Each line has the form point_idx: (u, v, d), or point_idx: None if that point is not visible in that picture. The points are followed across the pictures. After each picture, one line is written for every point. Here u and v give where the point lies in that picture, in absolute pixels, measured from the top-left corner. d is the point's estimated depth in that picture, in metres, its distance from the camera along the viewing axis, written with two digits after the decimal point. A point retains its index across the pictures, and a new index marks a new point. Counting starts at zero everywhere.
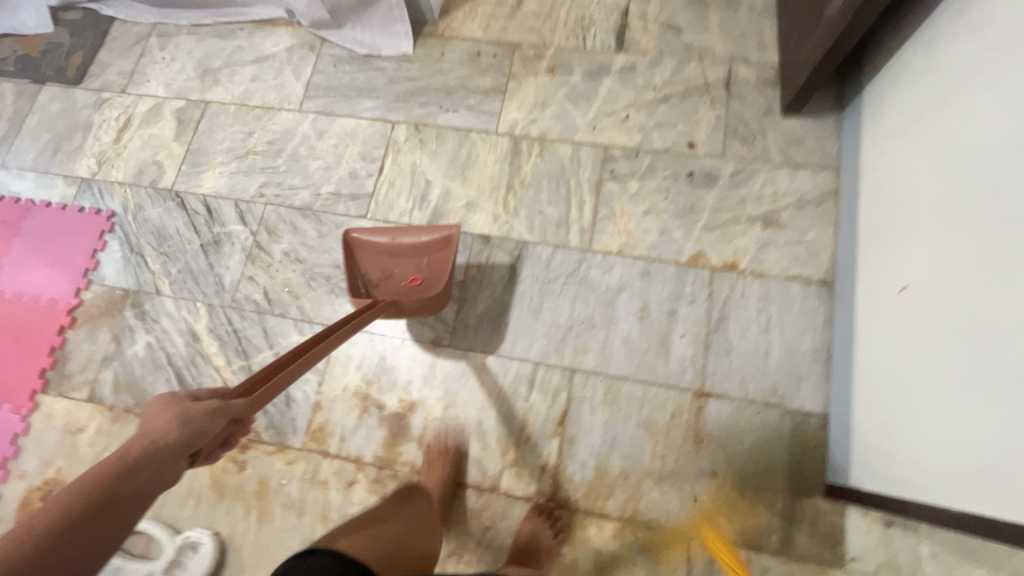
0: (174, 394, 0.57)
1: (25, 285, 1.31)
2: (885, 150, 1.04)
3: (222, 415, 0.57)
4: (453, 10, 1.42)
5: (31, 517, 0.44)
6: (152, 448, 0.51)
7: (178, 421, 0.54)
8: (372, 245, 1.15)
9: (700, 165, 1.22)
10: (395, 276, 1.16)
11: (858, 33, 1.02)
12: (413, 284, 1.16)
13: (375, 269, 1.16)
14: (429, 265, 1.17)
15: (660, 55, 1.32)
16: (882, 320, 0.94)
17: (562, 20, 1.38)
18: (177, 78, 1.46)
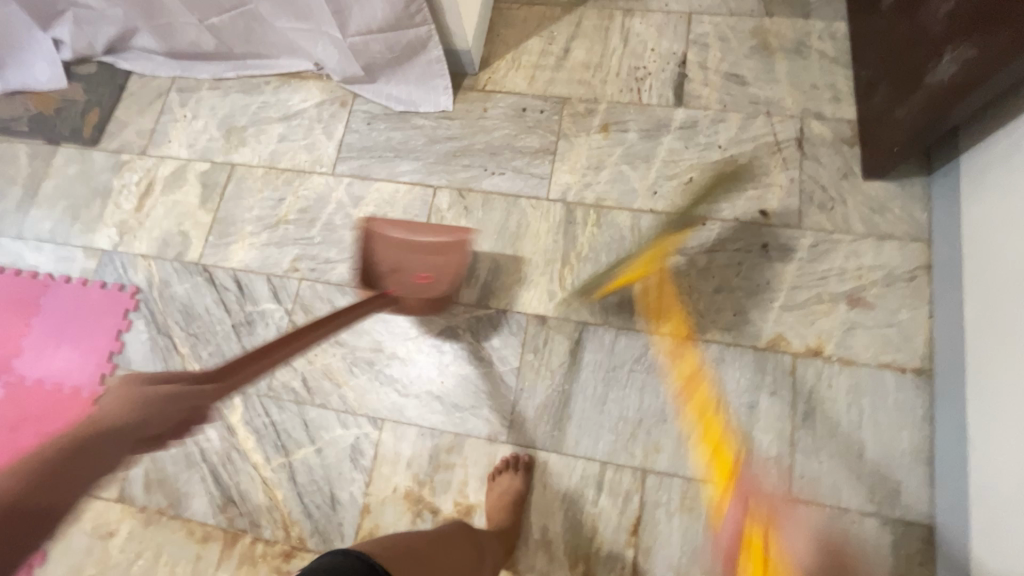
0: (138, 375, 0.60)
1: (47, 371, 1.22)
2: (989, 233, 0.93)
3: (171, 400, 0.59)
4: (495, 61, 1.32)
5: (29, 457, 0.52)
6: (96, 426, 0.55)
7: (126, 403, 0.57)
8: (387, 234, 1.10)
9: (774, 237, 1.12)
10: (406, 269, 1.10)
11: (967, 108, 0.91)
12: (422, 282, 1.10)
13: (387, 259, 1.10)
14: (443, 264, 1.11)
15: (723, 110, 1.22)
16: (998, 433, 0.84)
17: (613, 71, 1.27)
18: (200, 137, 1.37)
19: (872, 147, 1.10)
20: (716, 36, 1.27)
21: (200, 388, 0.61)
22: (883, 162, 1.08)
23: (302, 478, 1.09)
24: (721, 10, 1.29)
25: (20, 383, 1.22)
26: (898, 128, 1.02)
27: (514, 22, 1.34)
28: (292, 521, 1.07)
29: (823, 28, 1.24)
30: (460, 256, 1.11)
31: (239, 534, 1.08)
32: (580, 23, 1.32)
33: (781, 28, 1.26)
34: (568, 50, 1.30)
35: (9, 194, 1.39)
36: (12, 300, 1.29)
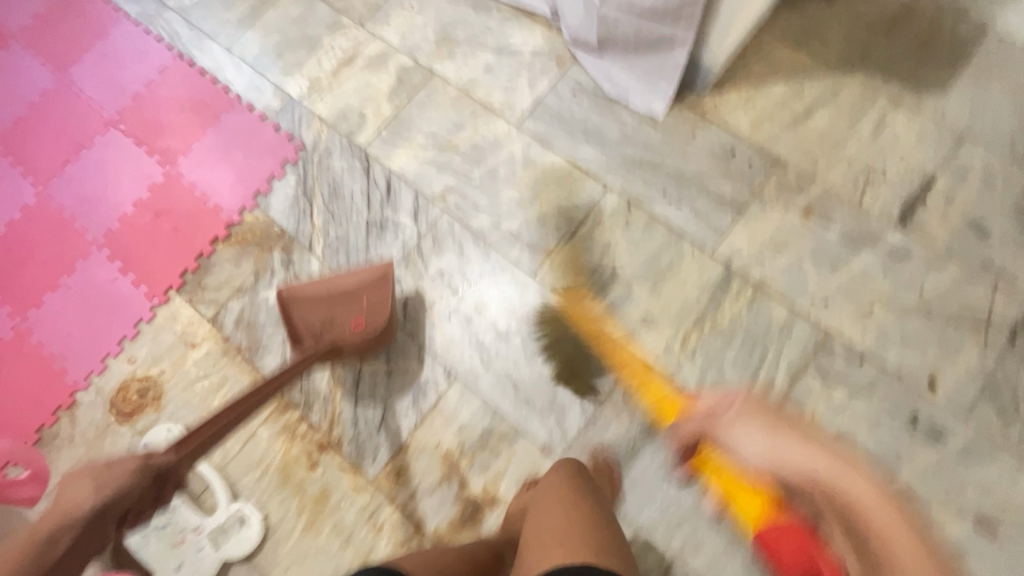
0: (98, 463, 0.63)
1: (201, 181, 1.31)
2: None
3: (138, 475, 0.64)
4: (728, 88, 1.21)
5: None
6: (73, 517, 0.60)
7: (94, 486, 0.61)
8: (305, 294, 1.09)
9: (930, 413, 0.99)
10: (335, 323, 1.09)
11: None
12: (355, 328, 1.08)
13: (315, 318, 1.09)
14: (370, 302, 1.10)
15: (946, 256, 1.07)
16: None
17: (846, 159, 1.14)
18: (415, 33, 1.37)
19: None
20: (979, 173, 1.10)
21: (165, 459, 0.65)
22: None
23: (363, 389, 1.13)
24: (1002, 148, 1.11)
25: (177, 180, 1.32)
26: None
27: (768, 58, 1.22)
28: (339, 421, 1.11)
29: None
30: (384, 289, 1.09)
31: (290, 406, 1.13)
32: (838, 91, 1.18)
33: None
34: (810, 113, 1.18)
35: (237, 7, 1.47)
36: (200, 104, 1.38)
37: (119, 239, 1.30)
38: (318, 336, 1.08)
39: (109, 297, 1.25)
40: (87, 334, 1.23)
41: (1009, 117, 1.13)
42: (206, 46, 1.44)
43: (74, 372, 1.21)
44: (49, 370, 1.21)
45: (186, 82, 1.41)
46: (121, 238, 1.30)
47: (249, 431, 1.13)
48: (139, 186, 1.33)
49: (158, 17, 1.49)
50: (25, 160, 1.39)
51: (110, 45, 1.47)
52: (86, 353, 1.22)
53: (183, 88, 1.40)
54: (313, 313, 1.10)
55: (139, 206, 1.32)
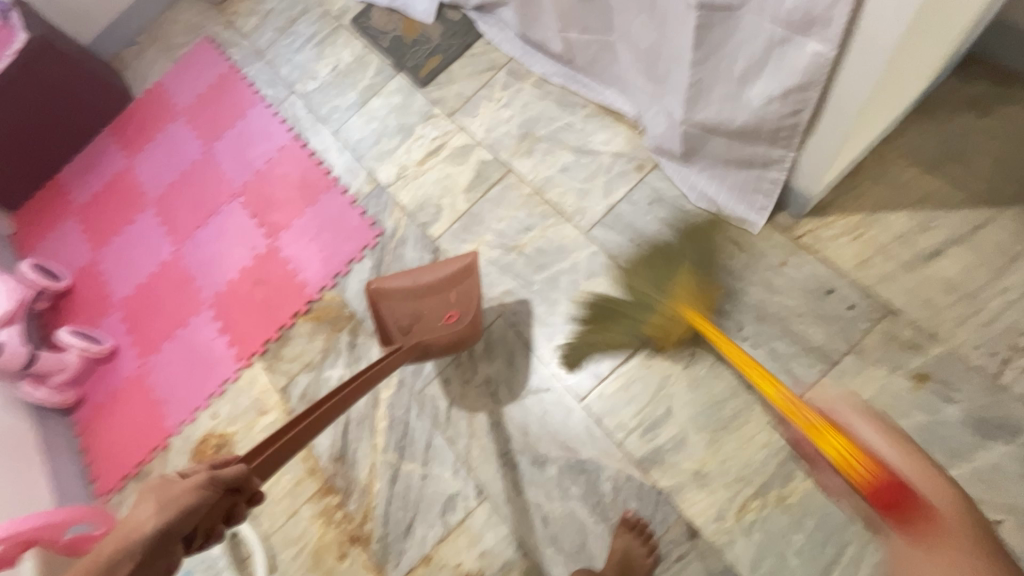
0: (168, 479, 0.57)
1: (294, 256, 1.44)
2: None
3: (207, 486, 0.57)
4: (832, 214, 1.05)
5: None
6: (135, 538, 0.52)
7: (156, 507, 0.54)
8: (394, 289, 1.11)
9: None
10: (426, 317, 1.11)
11: None
12: (448, 323, 1.10)
13: (402, 316, 1.11)
14: (458, 297, 1.12)
15: None
16: None
17: (985, 316, 0.93)
18: (499, 127, 1.38)
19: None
20: None
21: (235, 473, 0.59)
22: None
23: (398, 488, 1.14)
24: None
25: (275, 253, 1.47)
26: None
27: (888, 182, 1.03)
28: (372, 516, 1.14)
29: None
30: (472, 281, 1.11)
31: (333, 490, 1.18)
32: (977, 231, 0.97)
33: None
34: (937, 255, 0.97)
35: (348, 93, 1.60)
36: (304, 183, 1.52)
37: (223, 302, 1.47)
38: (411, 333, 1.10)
39: (208, 354, 1.42)
40: (186, 386, 1.40)
41: None
42: (318, 130, 1.59)
43: (172, 418, 1.38)
44: (154, 413, 1.40)
45: (296, 162, 1.56)
46: (224, 301, 1.46)
47: (294, 507, 1.19)
48: (245, 255, 1.50)
49: (284, 100, 1.67)
50: (167, 221, 1.63)
51: (243, 125, 1.67)
52: (183, 403, 1.39)
53: (293, 166, 1.56)
54: (401, 311, 1.12)
55: (242, 273, 1.48)
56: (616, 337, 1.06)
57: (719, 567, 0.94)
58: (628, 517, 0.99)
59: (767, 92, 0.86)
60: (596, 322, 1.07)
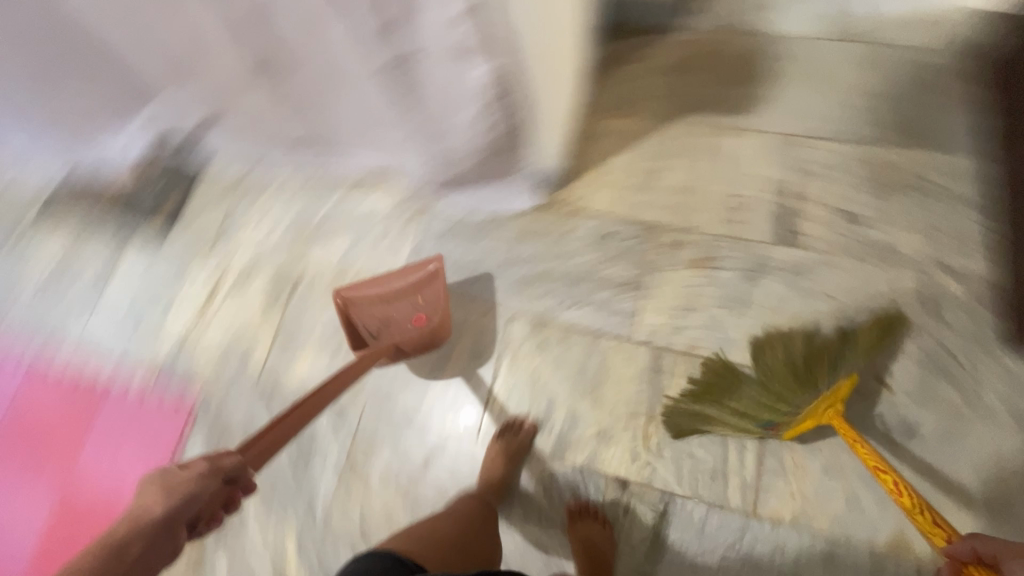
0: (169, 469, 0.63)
1: (103, 481, 1.20)
2: None
3: (207, 476, 0.62)
4: (579, 177, 1.23)
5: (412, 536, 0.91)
6: (143, 521, 0.58)
7: (163, 491, 0.60)
8: (362, 296, 1.11)
9: (891, 409, 1.02)
10: (396, 321, 1.12)
11: None
12: (418, 326, 1.10)
13: (372, 319, 1.12)
14: (427, 299, 1.13)
15: (838, 254, 1.11)
16: None
17: (712, 197, 1.18)
18: (269, 237, 1.33)
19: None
20: (830, 169, 1.16)
21: (233, 461, 0.64)
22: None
23: None
24: (834, 138, 1.18)
25: (77, 491, 1.20)
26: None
27: (602, 135, 1.25)
28: None
29: (963, 168, 1.12)
30: (439, 284, 1.12)
31: None
32: (674, 142, 1.23)
33: (911, 164, 1.14)
34: (659, 171, 1.21)
35: (78, 280, 1.37)
36: (72, 399, 1.27)
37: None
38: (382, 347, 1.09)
39: None
40: None
41: (828, 104, 1.20)
42: (58, 335, 1.33)
43: None
44: None
45: (49, 382, 1.28)
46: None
47: None
48: (37, 516, 1.20)
49: None
50: None
51: None
52: None
53: (47, 388, 1.28)
54: (370, 315, 1.12)
55: (44, 536, 1.18)
56: (729, 423, 1.00)
57: (659, 500, 1.03)
58: (570, 507, 1.04)
59: (471, 114, 0.95)
60: (700, 395, 1.02)
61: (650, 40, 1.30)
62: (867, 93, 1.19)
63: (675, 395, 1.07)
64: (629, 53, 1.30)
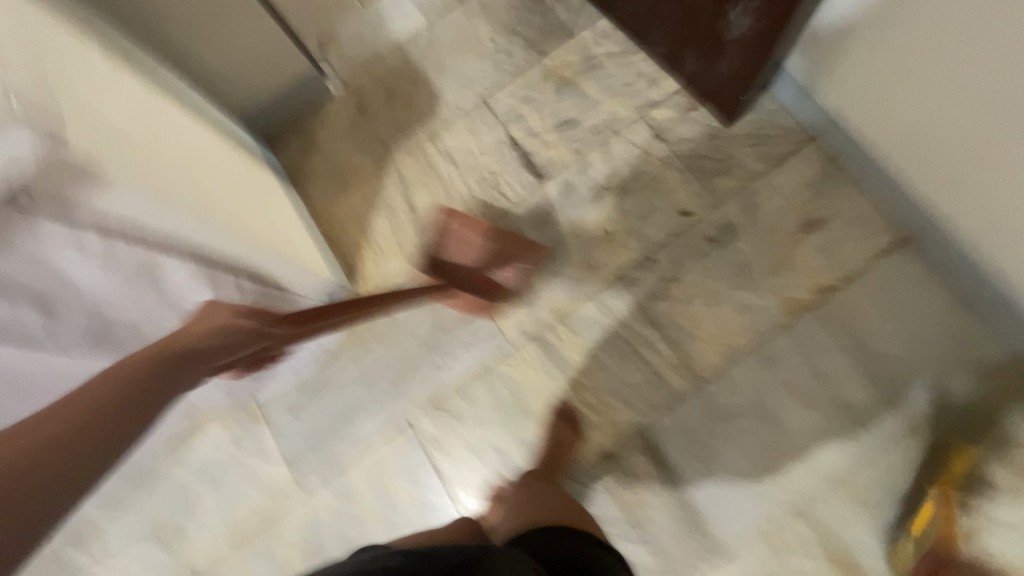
0: (237, 308, 0.74)
1: None
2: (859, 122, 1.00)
3: (257, 334, 0.76)
4: (361, 266, 1.23)
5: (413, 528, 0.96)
6: (177, 348, 0.64)
7: (223, 318, 0.71)
8: (468, 228, 1.19)
9: (708, 225, 1.12)
10: (475, 268, 1.17)
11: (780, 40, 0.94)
12: (490, 286, 1.15)
13: (462, 258, 1.18)
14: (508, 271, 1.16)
15: (580, 154, 1.20)
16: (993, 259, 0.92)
17: (466, 193, 1.23)
18: (140, 563, 1.14)
19: (704, 66, 1.07)
20: (522, 102, 1.26)
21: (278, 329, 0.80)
22: (707, 97, 1.13)
23: None
24: (504, 79, 1.27)
25: None
26: (720, 58, 1.02)
27: (349, 219, 1.26)
28: None
29: (600, 28, 1.26)
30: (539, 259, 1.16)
31: None
32: (404, 179, 1.26)
33: (568, 53, 1.26)
34: (415, 209, 1.24)
35: None
36: None
37: None
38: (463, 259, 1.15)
39: None
40: None
41: (479, 60, 1.29)
42: None
43: None
44: None
45: None
46: None
47: None
48: None
49: None
50: None
51: None
52: None
53: None
54: (461, 254, 1.18)
55: None
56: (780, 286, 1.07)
57: (636, 440, 1.07)
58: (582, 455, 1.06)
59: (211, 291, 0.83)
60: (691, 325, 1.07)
61: (315, 119, 1.32)
62: (496, 30, 1.30)
63: (576, 355, 1.11)
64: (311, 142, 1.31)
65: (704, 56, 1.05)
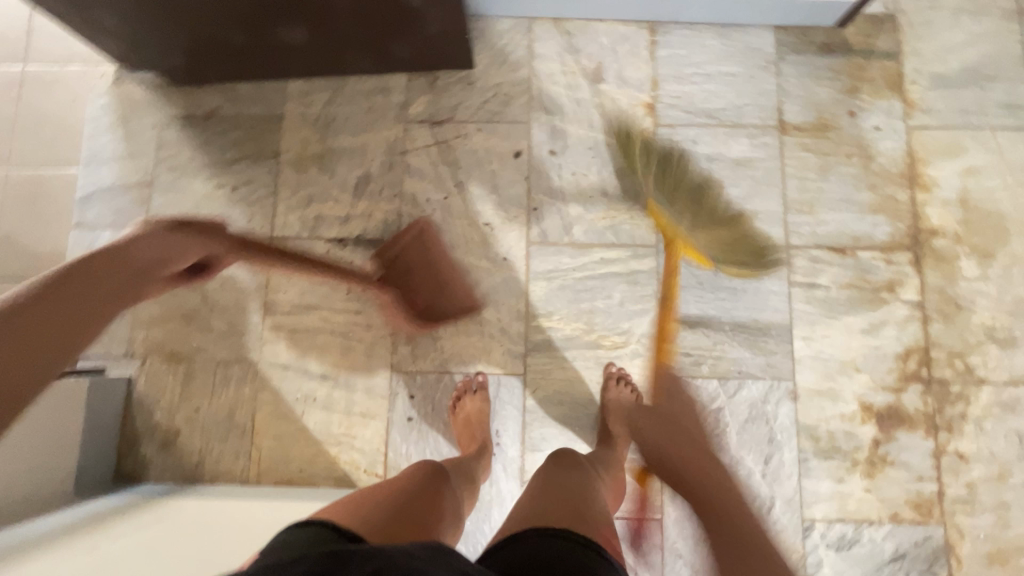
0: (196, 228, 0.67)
1: None
2: None
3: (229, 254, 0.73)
4: (341, 464, 1.04)
5: (403, 476, 0.76)
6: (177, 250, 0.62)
7: (193, 237, 0.65)
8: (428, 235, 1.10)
9: (539, 144, 1.14)
10: (411, 279, 1.08)
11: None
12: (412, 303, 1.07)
13: (410, 256, 1.09)
14: (438, 296, 1.08)
15: (398, 193, 1.13)
16: None
17: (350, 314, 1.09)
18: None
19: (415, 47, 1.07)
20: (307, 205, 1.13)
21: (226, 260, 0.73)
22: (435, 61, 1.12)
23: None
24: (271, 203, 1.13)
25: None
26: (426, 25, 1.01)
27: (285, 447, 1.05)
28: None
29: (297, 89, 1.16)
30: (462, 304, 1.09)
31: None
32: (284, 363, 1.08)
33: (297, 133, 1.15)
34: (329, 374, 1.07)
35: None
36: None
37: None
38: (425, 266, 1.09)
39: None
40: None
41: (231, 212, 1.13)
42: None
43: None
44: None
45: None
46: None
47: None
48: None
49: None
50: None
51: None
52: None
53: None
54: (413, 252, 1.09)
55: None
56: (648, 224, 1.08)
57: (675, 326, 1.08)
58: (611, 372, 1.04)
59: None
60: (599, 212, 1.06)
61: (148, 412, 1.07)
62: (216, 175, 1.14)
63: (566, 324, 1.08)
64: (167, 431, 1.06)
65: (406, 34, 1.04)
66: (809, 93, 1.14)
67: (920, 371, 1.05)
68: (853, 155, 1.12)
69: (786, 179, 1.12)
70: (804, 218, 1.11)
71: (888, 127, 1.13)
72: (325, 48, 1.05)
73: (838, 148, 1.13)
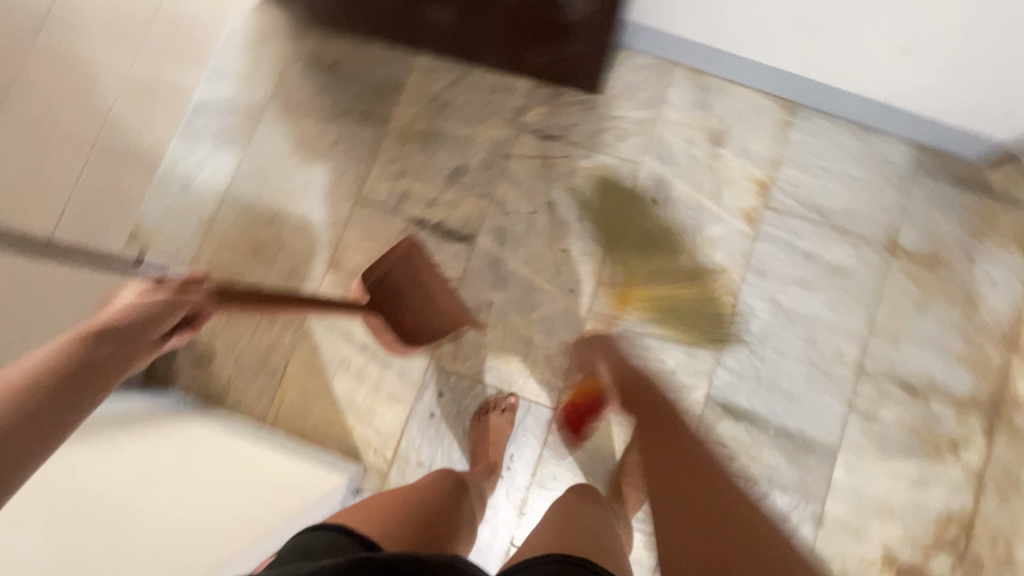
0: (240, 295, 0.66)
1: None
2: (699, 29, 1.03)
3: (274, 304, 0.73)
4: (354, 436, 1.05)
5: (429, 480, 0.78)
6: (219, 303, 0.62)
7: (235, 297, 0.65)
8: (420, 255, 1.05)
9: (640, 188, 1.11)
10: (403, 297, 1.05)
11: None
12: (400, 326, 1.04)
13: (406, 275, 1.05)
14: (433, 317, 1.05)
15: (489, 193, 1.12)
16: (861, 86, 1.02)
17: None
18: None
19: (550, 59, 1.05)
20: (398, 178, 1.13)
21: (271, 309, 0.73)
22: (565, 77, 1.11)
23: None
24: (365, 166, 1.14)
25: None
26: None
27: (307, 402, 1.06)
28: None
29: (422, 65, 1.16)
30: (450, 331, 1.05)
31: None
32: (330, 323, 1.09)
33: (410, 107, 1.15)
34: (369, 347, 1.08)
35: None
36: None
37: None
38: (416, 283, 1.06)
39: None
40: None
41: (326, 163, 1.14)
42: None
43: None
44: None
45: None
46: None
47: None
48: None
49: None
50: None
51: None
52: None
53: None
54: (406, 271, 1.05)
55: None
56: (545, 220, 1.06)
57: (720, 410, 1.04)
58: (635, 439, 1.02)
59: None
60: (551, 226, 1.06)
61: None
62: (323, 123, 1.15)
63: None
64: (205, 350, 1.08)
65: (547, 42, 1.06)
66: (930, 222, 1.09)
67: (956, 540, 0.99)
68: (956, 299, 1.06)
69: (878, 300, 1.07)
70: (884, 346, 1.05)
71: (1002, 282, 1.06)
72: (465, 36, 1.05)
73: (942, 286, 1.07)
